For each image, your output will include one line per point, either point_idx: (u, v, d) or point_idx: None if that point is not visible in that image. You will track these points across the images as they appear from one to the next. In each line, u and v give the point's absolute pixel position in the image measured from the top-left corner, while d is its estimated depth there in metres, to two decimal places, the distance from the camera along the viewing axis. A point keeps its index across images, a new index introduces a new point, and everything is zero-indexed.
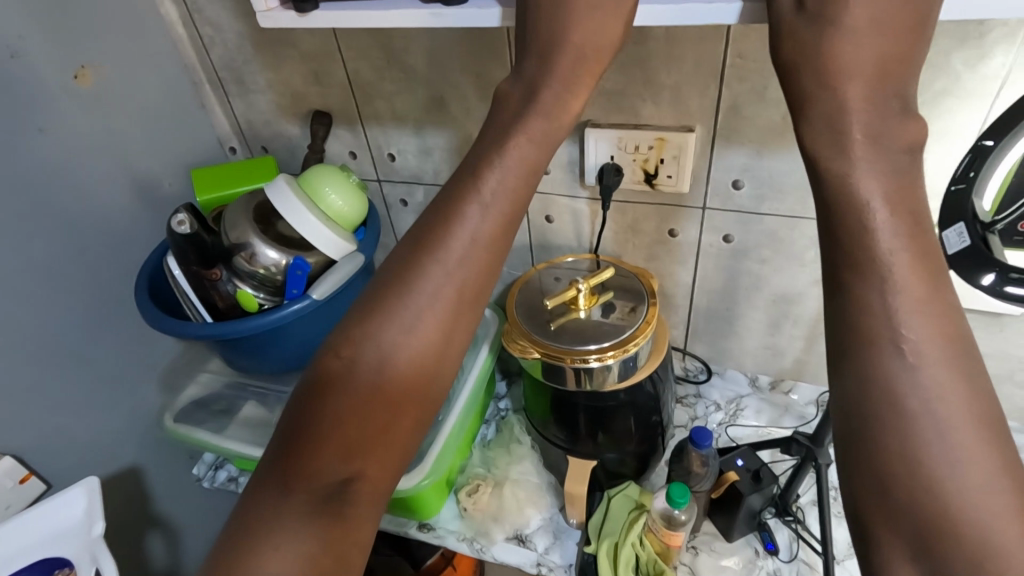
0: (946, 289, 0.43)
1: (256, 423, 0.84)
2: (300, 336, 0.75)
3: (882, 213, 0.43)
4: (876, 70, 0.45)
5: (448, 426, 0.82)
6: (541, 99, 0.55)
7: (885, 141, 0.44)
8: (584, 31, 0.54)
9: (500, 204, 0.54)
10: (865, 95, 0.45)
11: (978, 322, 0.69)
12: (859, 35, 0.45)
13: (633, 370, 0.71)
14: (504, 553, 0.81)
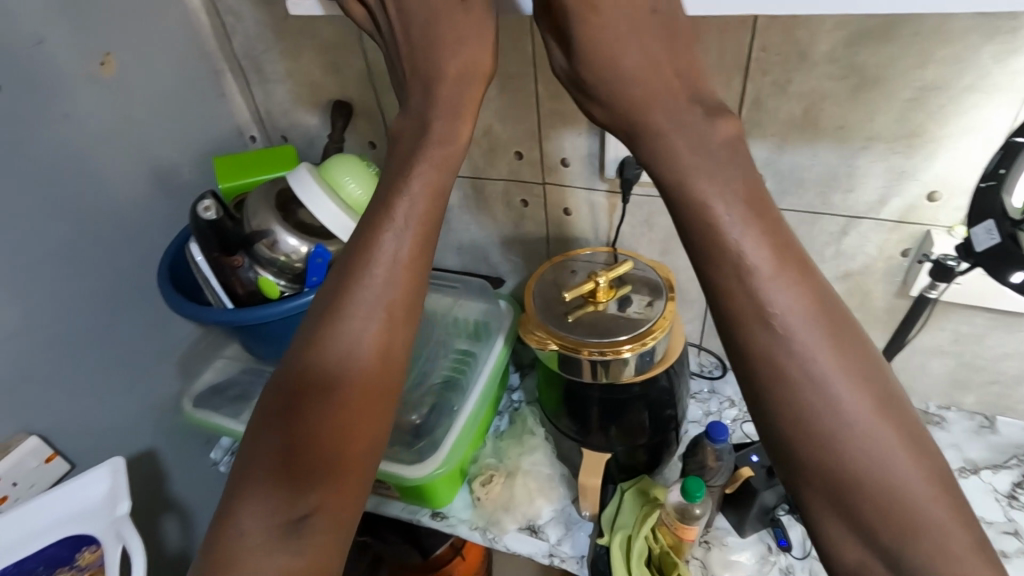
0: (807, 277, 0.46)
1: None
2: None
3: (739, 234, 0.46)
4: (672, 95, 0.49)
5: (462, 416, 0.82)
6: (432, 124, 0.56)
7: (715, 162, 0.47)
8: (457, 58, 0.54)
9: (415, 217, 0.55)
10: (671, 126, 0.48)
11: (1002, 323, 0.68)
12: (634, 65, 0.49)
13: (650, 364, 0.71)
14: (516, 543, 0.82)
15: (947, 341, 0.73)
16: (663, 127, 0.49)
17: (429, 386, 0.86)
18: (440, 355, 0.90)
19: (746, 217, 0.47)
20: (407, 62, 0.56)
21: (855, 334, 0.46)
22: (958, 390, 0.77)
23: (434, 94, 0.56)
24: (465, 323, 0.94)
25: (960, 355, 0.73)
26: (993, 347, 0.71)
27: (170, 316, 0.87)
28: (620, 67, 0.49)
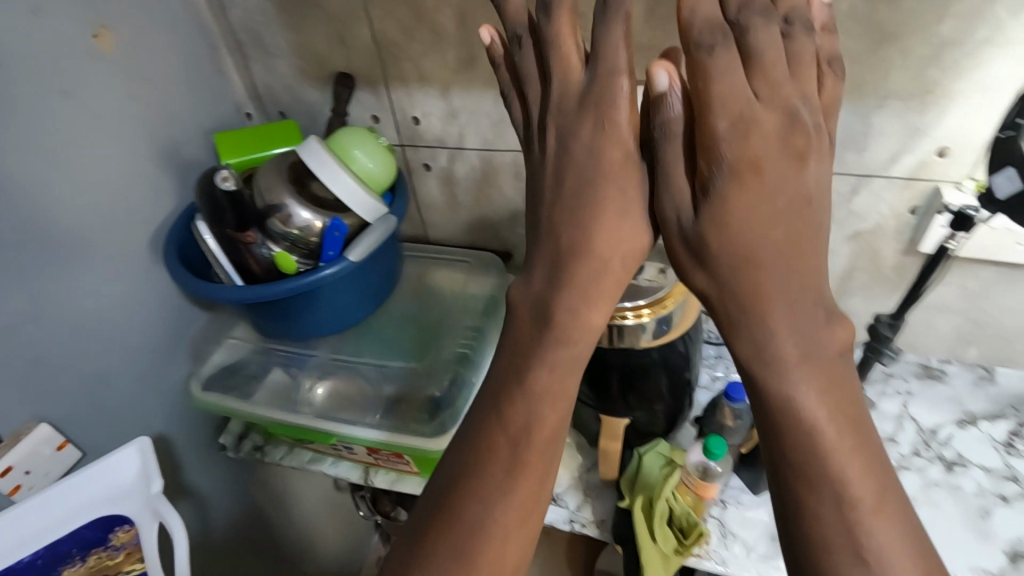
0: (864, 427, 0.43)
1: (287, 390, 0.84)
2: (330, 297, 0.78)
3: (812, 392, 0.43)
4: (819, 384, 0.43)
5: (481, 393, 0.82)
6: (553, 296, 0.51)
7: (816, 351, 0.43)
8: (604, 237, 0.51)
9: (573, 337, 0.51)
10: (787, 321, 0.44)
11: (1007, 276, 0.70)
12: (746, 228, 0.45)
13: (668, 330, 0.71)
14: None
15: (954, 297, 0.74)
16: (783, 319, 0.44)
17: (444, 361, 0.85)
18: (451, 329, 0.89)
19: (824, 381, 0.43)
20: (548, 209, 0.53)
21: (893, 479, 0.42)
22: (964, 343, 0.78)
23: (563, 249, 0.52)
24: (472, 298, 0.93)
25: (966, 312, 0.75)
26: (994, 301, 0.73)
27: (175, 299, 0.86)
28: (751, 255, 0.45)
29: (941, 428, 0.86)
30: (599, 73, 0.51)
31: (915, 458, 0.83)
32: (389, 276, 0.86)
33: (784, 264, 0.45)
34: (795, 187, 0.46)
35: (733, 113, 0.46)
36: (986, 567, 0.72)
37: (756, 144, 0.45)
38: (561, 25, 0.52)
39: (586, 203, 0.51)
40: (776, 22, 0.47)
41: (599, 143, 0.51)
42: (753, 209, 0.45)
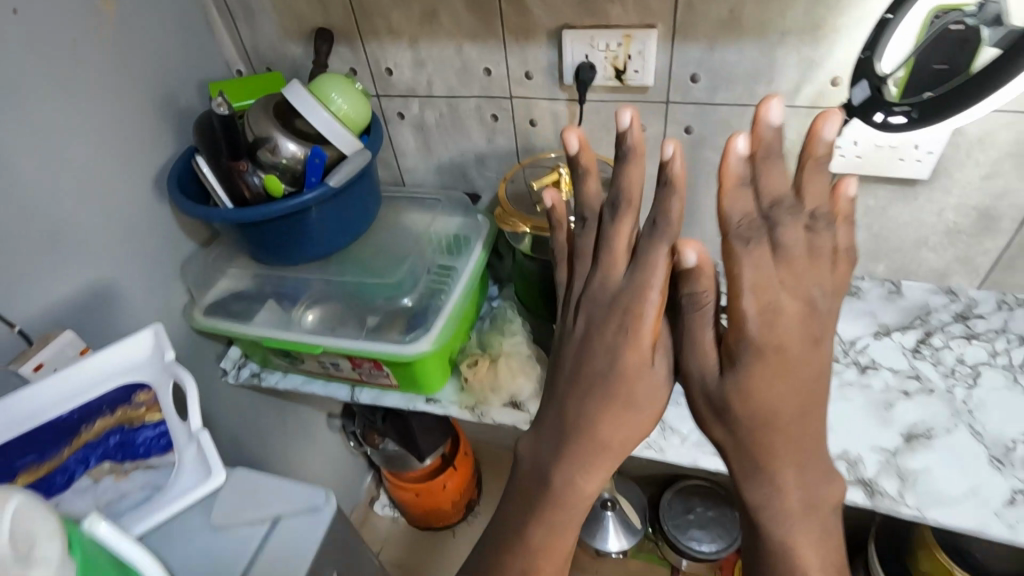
0: (829, 527, 0.60)
1: (280, 313, 0.96)
2: (317, 224, 0.88)
3: (783, 490, 0.59)
4: (797, 469, 0.59)
5: (448, 307, 0.92)
6: (571, 441, 0.65)
7: (812, 485, 0.60)
8: (611, 426, 0.65)
9: (585, 489, 0.65)
10: (792, 481, 0.59)
11: (901, 193, 0.81)
12: (769, 402, 0.58)
13: None
14: (502, 415, 0.94)
15: (857, 216, 0.86)
16: (789, 478, 0.59)
17: (414, 277, 0.96)
18: (420, 256, 0.99)
19: (795, 471, 0.59)
20: (561, 398, 0.68)
21: (828, 529, 0.60)
22: (871, 260, 0.91)
23: (589, 389, 0.66)
24: (441, 230, 1.03)
25: (869, 228, 0.87)
26: (893, 217, 0.84)
27: (175, 235, 0.96)
28: (773, 417, 0.59)
29: (859, 339, 0.97)
30: (643, 244, 0.64)
31: (834, 364, 0.95)
32: (366, 209, 0.96)
33: (789, 424, 0.59)
34: (806, 364, 0.59)
35: (760, 304, 0.58)
36: (883, 445, 0.84)
37: (780, 334, 0.58)
38: (625, 228, 0.66)
39: (605, 365, 0.65)
40: (801, 218, 0.59)
41: (623, 349, 0.65)
42: (781, 382, 0.58)
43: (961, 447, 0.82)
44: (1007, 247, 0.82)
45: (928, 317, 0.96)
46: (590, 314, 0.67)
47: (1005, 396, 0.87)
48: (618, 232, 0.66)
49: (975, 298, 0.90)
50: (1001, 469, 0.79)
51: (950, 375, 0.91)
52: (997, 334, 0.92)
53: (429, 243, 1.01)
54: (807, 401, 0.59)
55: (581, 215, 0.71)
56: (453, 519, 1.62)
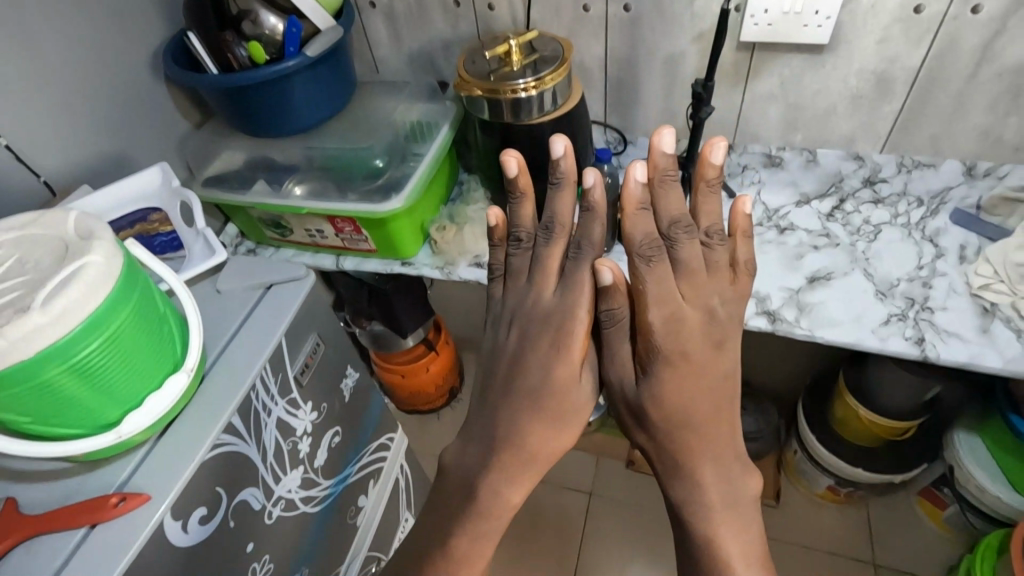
0: (750, 530, 0.63)
1: (270, 188, 1.08)
2: (298, 95, 1.01)
3: (702, 477, 0.64)
4: (711, 456, 0.65)
5: (417, 174, 1.04)
6: (501, 452, 0.69)
7: (724, 466, 0.65)
8: (539, 435, 0.69)
9: (514, 484, 0.69)
10: (708, 468, 0.64)
11: (812, 61, 0.93)
12: (679, 401, 0.66)
13: (554, 108, 0.96)
14: (467, 273, 1.07)
15: (774, 87, 0.99)
16: (706, 470, 0.64)
17: (385, 145, 1.09)
18: (388, 133, 1.11)
19: (711, 460, 0.65)
20: (495, 405, 0.72)
21: (752, 531, 0.63)
22: (789, 129, 1.04)
23: (522, 398, 0.71)
24: (406, 112, 1.13)
25: (785, 99, 1.00)
26: (806, 85, 0.97)
27: (168, 114, 1.07)
28: (691, 417, 0.65)
29: (781, 206, 1.09)
30: (573, 267, 0.74)
31: (757, 227, 1.08)
32: (339, 87, 1.07)
33: (705, 422, 0.65)
34: (714, 365, 0.67)
35: (662, 318, 0.68)
36: (789, 285, 0.98)
37: (686, 341, 0.67)
38: (552, 251, 0.76)
39: (539, 371, 0.71)
40: (697, 240, 0.72)
41: (554, 362, 0.71)
42: (692, 388, 0.66)
43: (853, 285, 0.97)
44: (901, 110, 0.96)
45: (841, 184, 1.08)
46: (523, 331, 0.74)
47: (899, 246, 1.01)
48: (551, 254, 0.76)
49: (880, 162, 1.07)
50: (883, 300, 0.94)
51: (855, 233, 1.04)
52: (899, 198, 1.05)
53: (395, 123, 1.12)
54: (720, 413, 0.66)
55: (518, 236, 0.79)
56: (437, 403, 1.81)
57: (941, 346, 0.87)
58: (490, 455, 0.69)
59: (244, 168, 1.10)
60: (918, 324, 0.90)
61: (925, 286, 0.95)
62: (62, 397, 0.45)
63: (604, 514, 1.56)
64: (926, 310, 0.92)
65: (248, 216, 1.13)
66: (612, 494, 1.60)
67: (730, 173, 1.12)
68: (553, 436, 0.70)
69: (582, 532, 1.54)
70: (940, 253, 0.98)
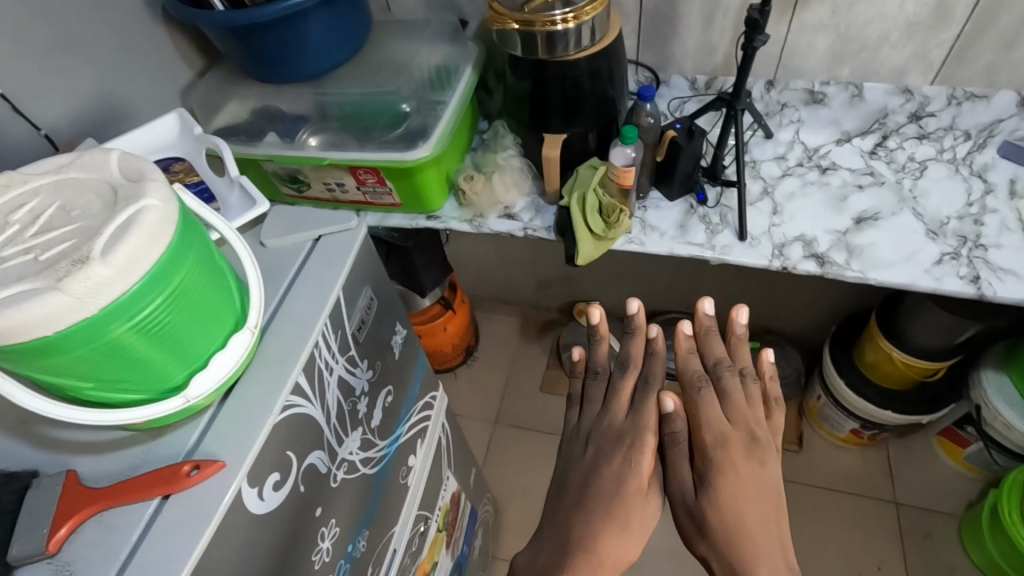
0: None
1: (286, 141, 1.01)
2: (316, 37, 0.93)
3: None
4: (772, 567, 0.67)
5: (445, 118, 0.98)
6: (572, 559, 0.72)
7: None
8: (608, 542, 0.73)
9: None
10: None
11: None
12: (738, 510, 0.71)
13: (592, 43, 0.90)
14: (497, 224, 1.04)
15: (825, 16, 0.92)
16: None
17: (411, 88, 1.03)
18: (408, 79, 1.04)
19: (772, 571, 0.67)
20: (567, 513, 0.77)
21: None
22: (837, 62, 0.98)
23: (592, 508, 0.75)
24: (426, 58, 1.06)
25: (836, 28, 0.93)
26: (858, 14, 0.90)
27: (170, 61, 0.99)
28: (743, 528, 0.70)
29: (822, 145, 1.05)
30: (641, 394, 0.83)
31: (798, 168, 1.04)
32: (356, 29, 1.00)
33: (758, 533, 0.70)
34: (757, 477, 0.74)
35: (712, 434, 0.76)
36: (836, 228, 0.95)
37: (729, 452, 0.75)
38: (627, 382, 0.85)
39: (615, 493, 0.75)
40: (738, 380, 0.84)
41: (626, 475, 0.76)
42: (743, 498, 0.72)
43: (902, 224, 0.94)
44: (957, 37, 0.90)
45: (886, 120, 1.03)
46: (595, 452, 0.80)
47: (946, 183, 0.98)
48: (624, 385, 0.85)
49: (930, 94, 1.00)
50: (935, 239, 0.91)
51: (900, 170, 1.01)
52: (946, 133, 1.01)
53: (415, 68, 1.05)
54: (769, 527, 0.71)
55: (594, 369, 0.90)
56: (455, 363, 1.78)
57: (996, 284, 0.85)
58: (562, 559, 0.73)
59: (257, 121, 1.03)
60: (972, 263, 0.87)
61: (976, 224, 0.92)
62: (128, 356, 0.44)
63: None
64: (980, 248, 0.89)
65: (262, 172, 1.06)
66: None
67: (768, 112, 1.06)
68: (624, 545, 0.73)
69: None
70: (990, 189, 0.96)
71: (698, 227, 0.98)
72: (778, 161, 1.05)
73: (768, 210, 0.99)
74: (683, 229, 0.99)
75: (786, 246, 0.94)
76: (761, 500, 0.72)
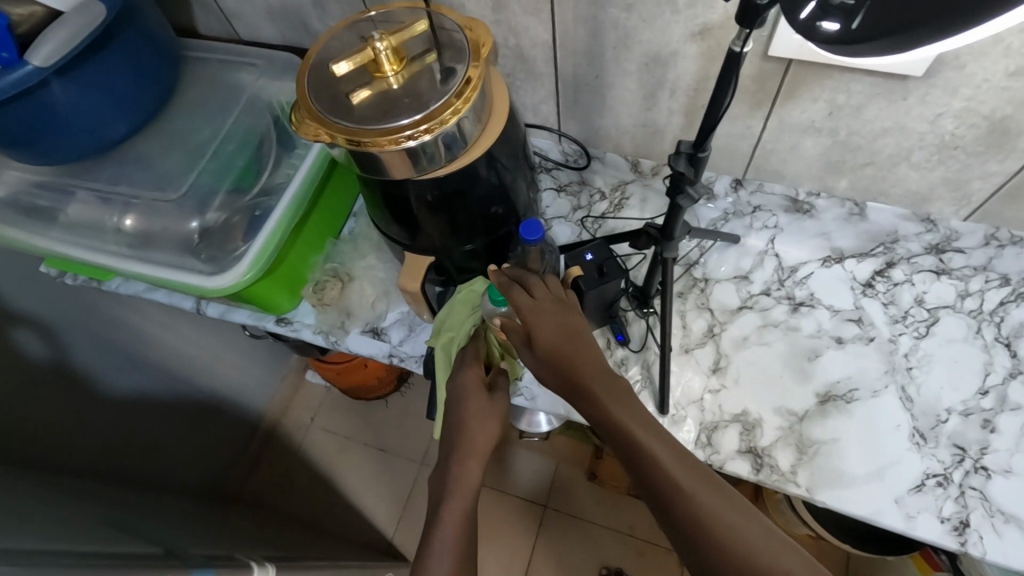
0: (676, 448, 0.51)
1: (87, 225, 0.75)
2: (79, 115, 0.65)
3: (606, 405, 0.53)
4: (609, 395, 0.54)
5: (269, 224, 0.72)
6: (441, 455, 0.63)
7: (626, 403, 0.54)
8: (471, 428, 0.64)
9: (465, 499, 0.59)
10: (609, 399, 0.53)
11: (884, 89, 0.55)
12: (555, 356, 0.56)
13: (462, 151, 0.60)
14: (358, 344, 0.80)
15: (819, 117, 0.60)
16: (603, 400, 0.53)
17: (208, 187, 0.74)
18: (232, 151, 0.76)
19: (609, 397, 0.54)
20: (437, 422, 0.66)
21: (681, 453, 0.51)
22: (831, 173, 0.68)
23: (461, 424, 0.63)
24: (273, 99, 0.79)
25: (834, 134, 0.62)
26: (863, 121, 0.59)
27: None
28: (568, 373, 0.55)
29: (802, 266, 0.77)
30: (472, 341, 0.69)
31: (763, 298, 0.77)
32: (144, 92, 0.71)
33: (595, 373, 0.55)
34: (571, 325, 0.58)
35: (519, 299, 0.59)
36: (791, 408, 0.70)
37: (538, 311, 0.58)
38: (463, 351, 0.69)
39: (471, 407, 0.65)
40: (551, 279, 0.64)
41: (466, 377, 0.67)
42: (558, 345, 0.56)
43: (883, 414, 0.68)
44: (1014, 171, 0.58)
45: (893, 245, 0.76)
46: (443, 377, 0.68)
47: (959, 351, 0.71)
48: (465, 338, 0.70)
49: (960, 230, 0.73)
50: (920, 446, 0.66)
51: (900, 320, 0.73)
52: (974, 273, 0.73)
53: (251, 135, 0.77)
54: (596, 368, 0.56)
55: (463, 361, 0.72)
56: (385, 391, 1.59)
57: (990, 541, 0.61)
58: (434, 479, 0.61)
59: (37, 197, 0.76)
60: (962, 498, 0.63)
61: (985, 429, 0.66)
62: None
63: (558, 527, 1.43)
64: (979, 472, 0.64)
65: (57, 265, 0.81)
66: (570, 506, 1.45)
67: (737, 212, 0.81)
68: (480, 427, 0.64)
69: (532, 544, 1.42)
70: (1017, 369, 0.69)
71: None
72: (738, 284, 0.78)
73: (708, 365, 0.73)
74: None
75: (717, 429, 0.70)
76: (580, 331, 0.58)
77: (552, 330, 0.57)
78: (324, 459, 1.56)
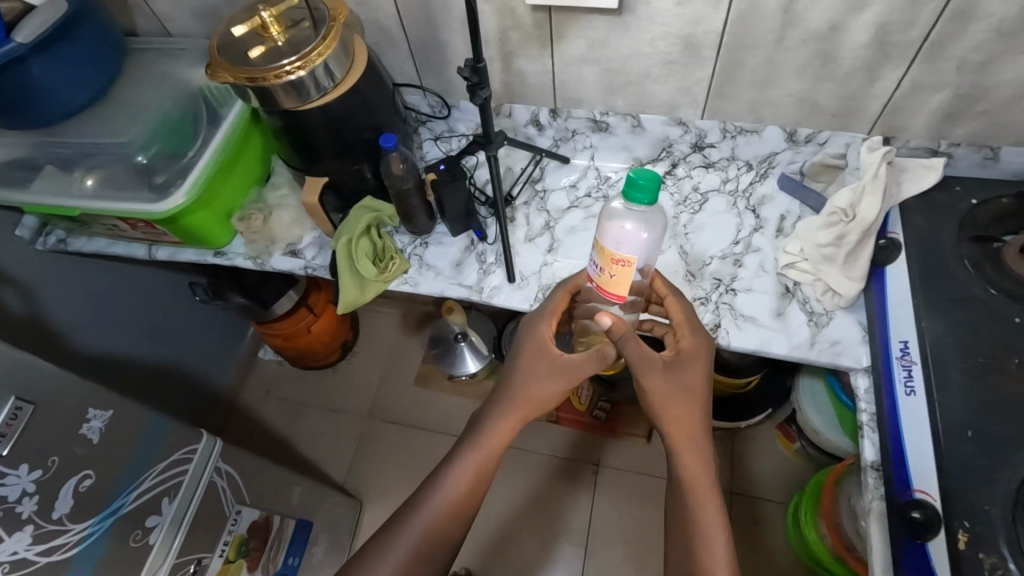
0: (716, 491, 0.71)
1: (57, 177, 0.97)
2: (51, 87, 0.88)
3: (696, 444, 0.72)
4: (698, 433, 0.72)
5: (199, 163, 0.94)
6: (505, 401, 0.75)
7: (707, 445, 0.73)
8: (535, 386, 0.75)
9: (455, 504, 0.72)
10: (699, 436, 0.73)
11: (613, 23, 0.82)
12: (688, 384, 0.73)
13: (332, 86, 0.84)
14: (279, 263, 1.02)
15: (584, 50, 0.88)
16: (696, 441, 0.72)
17: (148, 137, 0.97)
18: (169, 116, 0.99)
19: (701, 438, 0.73)
20: (508, 374, 0.77)
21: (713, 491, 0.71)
22: (610, 94, 0.95)
23: (522, 396, 0.75)
24: (201, 77, 1.03)
25: (598, 62, 0.89)
26: (610, 48, 0.86)
27: None
28: (681, 404, 0.72)
29: (614, 173, 1.03)
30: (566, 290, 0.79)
31: (585, 199, 1.01)
32: (99, 71, 0.94)
33: (698, 418, 0.73)
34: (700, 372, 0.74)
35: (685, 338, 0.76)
36: None
37: (698, 356, 0.75)
38: (560, 297, 0.79)
39: (534, 370, 0.76)
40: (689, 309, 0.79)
41: (543, 333, 0.77)
42: (691, 387, 0.73)
43: (665, 264, 0.94)
44: (714, 75, 0.87)
45: (671, 149, 1.01)
46: (514, 348, 0.78)
47: (720, 218, 0.97)
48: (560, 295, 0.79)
49: (703, 128, 0.97)
50: (691, 281, 0.92)
51: (681, 203, 0.99)
52: (728, 162, 0.99)
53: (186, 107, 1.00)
54: (699, 412, 0.73)
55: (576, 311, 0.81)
56: (331, 358, 1.78)
57: (733, 333, 0.86)
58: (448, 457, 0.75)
59: (18, 160, 0.98)
60: (717, 310, 0.88)
61: (735, 265, 0.92)
62: None
63: None
64: (730, 291, 0.90)
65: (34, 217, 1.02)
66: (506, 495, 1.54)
67: (560, 139, 1.04)
68: (543, 396, 0.75)
69: None
70: (759, 225, 0.94)
71: (472, 267, 0.97)
72: (568, 192, 1.03)
73: (544, 247, 0.98)
74: (457, 268, 0.98)
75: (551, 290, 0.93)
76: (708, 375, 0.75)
77: (697, 361, 0.75)
78: (279, 424, 1.74)
